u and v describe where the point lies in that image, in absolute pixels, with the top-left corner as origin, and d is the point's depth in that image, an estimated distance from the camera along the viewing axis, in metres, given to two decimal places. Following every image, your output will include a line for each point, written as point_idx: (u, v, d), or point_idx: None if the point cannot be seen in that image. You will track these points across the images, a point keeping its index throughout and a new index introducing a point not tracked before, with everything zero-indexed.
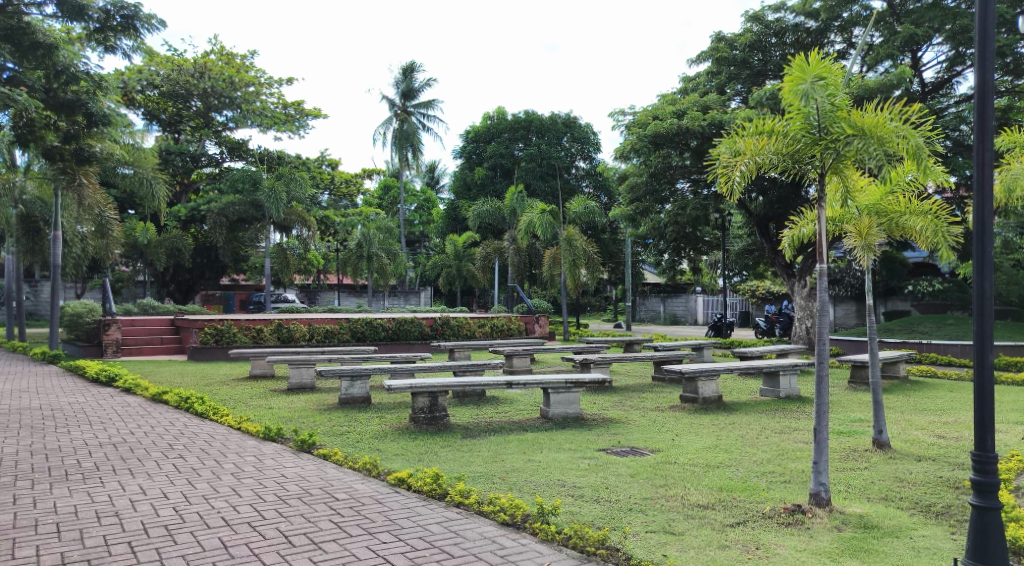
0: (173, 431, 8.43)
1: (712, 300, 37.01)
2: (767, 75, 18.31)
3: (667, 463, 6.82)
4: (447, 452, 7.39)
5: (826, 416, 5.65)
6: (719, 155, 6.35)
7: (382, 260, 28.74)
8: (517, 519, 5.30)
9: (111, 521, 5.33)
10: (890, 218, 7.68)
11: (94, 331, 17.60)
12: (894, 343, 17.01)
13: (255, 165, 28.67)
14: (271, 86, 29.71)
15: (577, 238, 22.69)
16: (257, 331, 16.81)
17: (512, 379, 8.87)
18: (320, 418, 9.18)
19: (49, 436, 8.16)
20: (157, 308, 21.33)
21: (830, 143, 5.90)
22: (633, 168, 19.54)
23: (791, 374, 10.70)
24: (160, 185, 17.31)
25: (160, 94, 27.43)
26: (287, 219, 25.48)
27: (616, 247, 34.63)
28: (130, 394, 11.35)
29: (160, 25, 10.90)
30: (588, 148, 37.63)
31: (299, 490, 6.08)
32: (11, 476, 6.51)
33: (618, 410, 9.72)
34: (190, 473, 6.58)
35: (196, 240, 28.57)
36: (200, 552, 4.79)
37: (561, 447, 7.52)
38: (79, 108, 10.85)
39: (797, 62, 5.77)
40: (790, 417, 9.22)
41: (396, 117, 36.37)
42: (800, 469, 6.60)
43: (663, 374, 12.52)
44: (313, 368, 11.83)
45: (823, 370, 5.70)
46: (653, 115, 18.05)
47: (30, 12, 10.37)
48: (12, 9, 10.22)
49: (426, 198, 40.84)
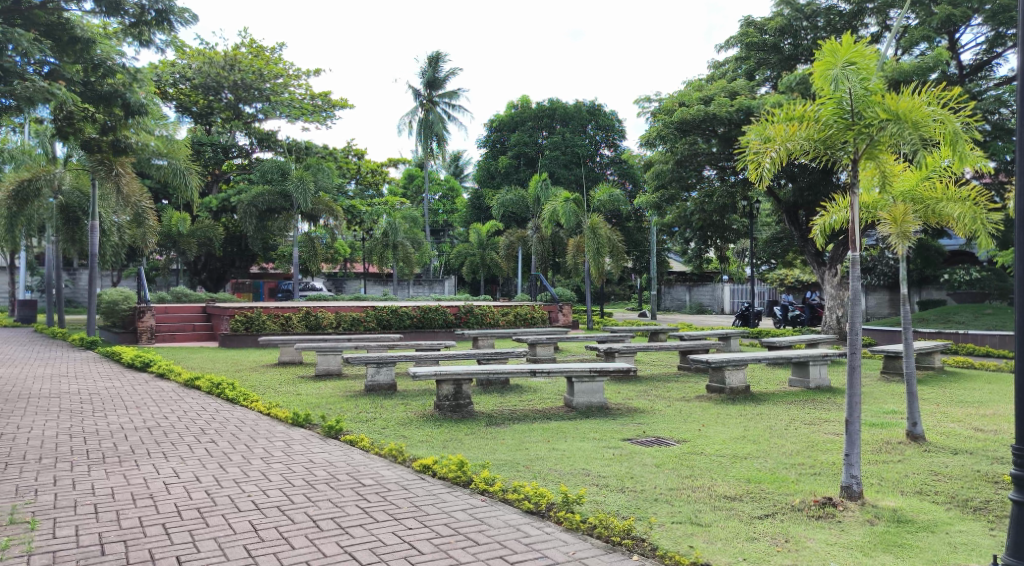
0: (204, 416, 8.48)
1: (739, 289, 36.75)
2: (799, 60, 17.93)
3: (693, 454, 6.72)
4: (471, 439, 7.34)
5: (859, 406, 5.52)
6: (748, 142, 6.16)
7: (407, 249, 28.83)
8: (542, 508, 5.24)
9: (146, 503, 5.37)
10: (927, 205, 7.48)
11: (129, 318, 17.78)
12: (928, 333, 16.71)
13: (283, 156, 28.88)
14: (298, 77, 29.76)
15: (601, 226, 22.47)
16: (285, 318, 16.90)
17: (537, 366, 8.78)
18: (347, 404, 9.24)
19: (86, 420, 8.24)
20: (190, 297, 21.57)
21: (864, 128, 5.71)
22: (659, 155, 19.32)
23: (821, 364, 10.50)
24: (192, 175, 17.40)
25: (191, 87, 27.65)
26: (314, 209, 25.71)
27: (640, 236, 34.45)
28: (163, 379, 11.50)
29: (194, 19, 10.89)
30: (612, 136, 37.36)
31: (327, 476, 6.08)
32: (51, 458, 6.60)
33: (643, 400, 9.62)
34: (221, 457, 6.61)
35: (227, 230, 28.90)
36: (231, 535, 4.79)
37: (586, 436, 7.43)
38: (115, 101, 10.82)
39: (830, 47, 5.67)
40: (821, 408, 9.05)
41: (421, 106, 36.36)
42: (830, 461, 6.47)
43: (689, 363, 12.41)
44: (339, 354, 11.88)
45: (856, 361, 5.55)
46: (679, 101, 17.80)
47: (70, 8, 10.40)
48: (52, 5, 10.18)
49: (450, 186, 40.55)
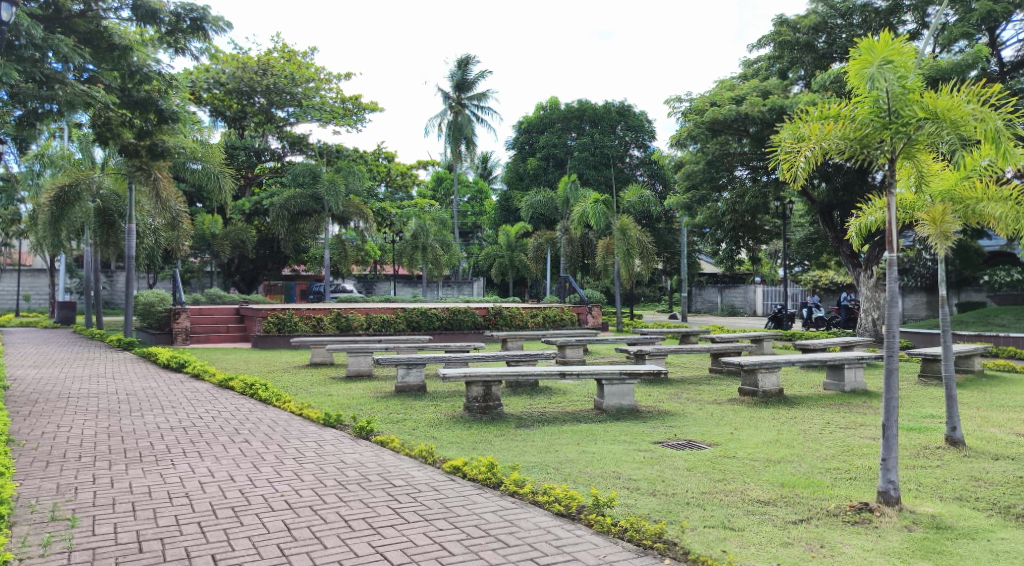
0: (238, 416, 8.62)
1: (771, 290, 36.33)
2: (832, 59, 17.71)
3: (726, 458, 6.64)
4: (501, 441, 7.36)
5: (897, 411, 5.40)
6: (781, 141, 6.07)
7: (437, 251, 28.97)
8: (572, 510, 5.22)
9: (182, 502, 5.46)
10: (966, 204, 7.33)
11: (164, 319, 18.10)
12: (966, 335, 16.37)
13: (315, 159, 29.22)
14: (329, 81, 30.02)
15: (631, 227, 22.34)
16: (316, 320, 17.12)
17: (566, 368, 8.76)
18: (378, 405, 9.29)
19: (123, 420, 8.39)
20: (224, 298, 21.90)
21: (901, 126, 5.58)
22: (689, 156, 19.17)
23: (856, 367, 10.34)
24: (226, 179, 17.62)
25: (225, 91, 28.07)
26: (345, 211, 25.93)
27: (671, 237, 34.26)
28: (198, 379, 11.69)
29: (228, 26, 11.08)
30: (642, 137, 37.05)
31: (358, 476, 6.13)
32: (90, 456, 6.74)
33: (674, 403, 9.55)
34: (255, 457, 6.70)
35: (260, 233, 29.39)
36: (265, 534, 4.84)
37: (616, 438, 7.41)
38: (150, 107, 11.05)
39: (866, 43, 5.50)
40: (856, 412, 8.90)
41: (450, 109, 36.52)
42: (867, 466, 6.35)
43: (721, 365, 12.29)
44: (370, 355, 11.98)
45: (893, 364, 5.43)
46: (710, 101, 17.64)
47: (109, 17, 10.63)
48: (91, 14, 10.38)
49: (478, 189, 40.48)
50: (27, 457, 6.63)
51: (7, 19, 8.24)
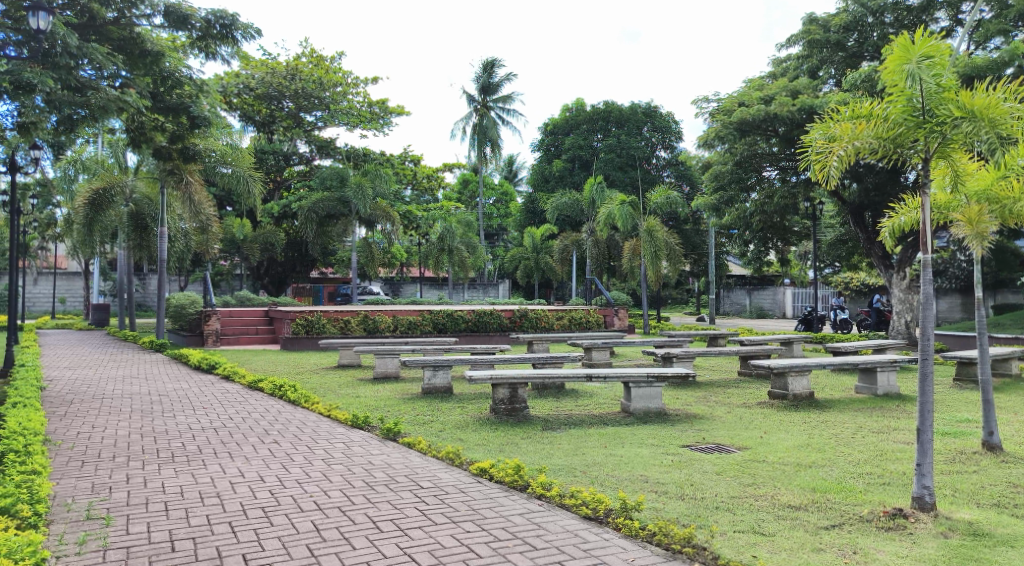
0: (268, 417, 8.73)
1: (801, 292, 35.83)
2: (863, 57, 17.46)
3: (755, 461, 6.56)
4: (528, 443, 7.35)
5: (932, 415, 5.29)
6: (812, 141, 5.95)
7: (463, 254, 29.04)
8: (600, 513, 5.20)
9: (213, 502, 5.53)
10: (1003, 205, 7.20)
11: (195, 321, 18.37)
12: (1003, 338, 16.00)
13: (342, 163, 29.48)
14: (356, 85, 30.23)
15: (658, 229, 22.20)
16: (344, 322, 17.26)
17: (593, 371, 8.72)
18: (404, 407, 9.33)
19: (155, 420, 8.54)
20: (253, 300, 22.16)
21: (936, 126, 5.48)
22: (717, 156, 19.04)
23: (890, 370, 10.16)
24: (255, 183, 17.81)
25: (254, 96, 28.40)
26: (372, 214, 25.96)
27: (698, 238, 34.09)
28: (228, 380, 11.84)
29: (257, 33, 11.22)
30: (669, 138, 36.83)
31: (386, 477, 6.17)
32: (123, 456, 6.86)
33: (702, 406, 9.46)
34: (284, 458, 6.78)
35: (288, 236, 29.77)
36: (294, 534, 4.89)
37: (643, 442, 7.35)
38: (182, 112, 11.20)
39: (902, 41, 5.41)
40: (889, 416, 8.73)
41: (475, 111, 36.63)
42: (901, 471, 6.23)
43: (749, 368, 12.17)
44: (397, 357, 12.03)
45: (928, 368, 5.33)
46: (739, 101, 17.44)
47: (142, 24, 10.81)
48: (125, 22, 10.57)
49: (504, 191, 40.46)
50: (63, 457, 6.76)
51: (43, 27, 8.32)
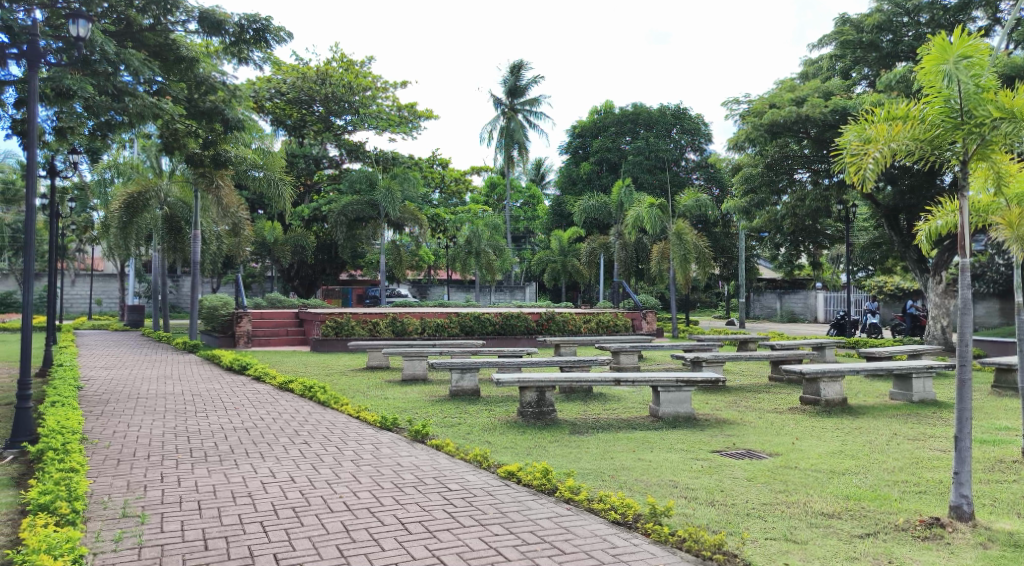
0: (298, 418, 8.83)
1: (833, 296, 35.23)
2: (898, 57, 17.14)
3: (787, 468, 6.47)
4: (556, 447, 7.34)
5: (971, 422, 5.17)
6: (846, 143, 5.78)
7: (490, 256, 29.06)
8: (629, 519, 5.16)
9: (244, 502, 5.60)
10: None
11: (227, 323, 18.63)
12: None
13: (371, 166, 29.73)
14: (386, 90, 30.46)
15: (687, 232, 22.04)
16: (373, 324, 17.40)
17: (621, 376, 8.67)
18: (432, 409, 9.35)
19: (189, 419, 8.69)
20: (283, 302, 22.40)
21: (974, 127, 5.35)
22: (747, 158, 18.78)
23: (925, 376, 9.96)
24: (286, 186, 18.04)
25: (286, 101, 28.84)
26: (401, 218, 26.09)
27: (727, 242, 34.01)
28: (260, 381, 11.99)
29: (289, 36, 11.34)
30: (698, 140, 36.60)
31: (414, 479, 6.19)
32: (158, 455, 6.99)
33: (733, 411, 9.36)
34: (314, 458, 6.86)
35: (319, 238, 30.14)
36: (325, 535, 4.93)
37: (672, 447, 7.30)
38: (216, 116, 11.32)
39: (940, 42, 5.32)
40: (925, 422, 8.57)
41: (502, 114, 36.72)
42: (938, 480, 6.10)
43: (780, 373, 12.03)
44: (425, 359, 12.09)
45: (967, 374, 5.20)
46: (770, 103, 17.21)
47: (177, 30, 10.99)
48: (160, 28, 10.75)
49: (531, 194, 40.52)
50: (100, 456, 6.89)
51: (83, 35, 8.39)
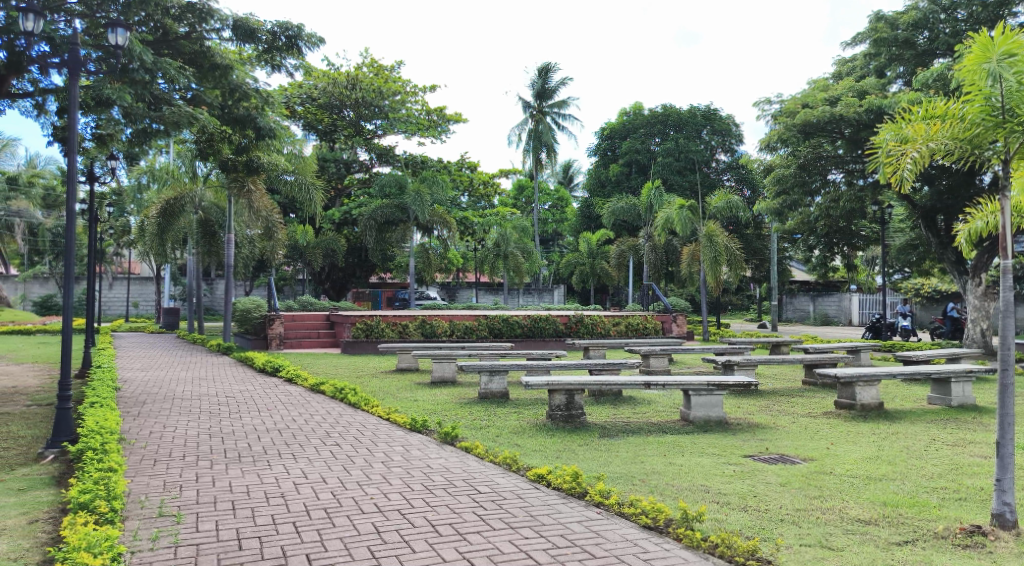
0: (329, 419, 8.91)
1: (868, 299, 34.58)
2: (935, 54, 16.81)
3: (822, 473, 6.37)
4: (585, 450, 7.30)
5: (1013, 428, 5.02)
6: (882, 142, 5.75)
7: (518, 259, 29.09)
8: (660, 523, 5.11)
9: (277, 502, 5.67)
10: None
11: (259, 325, 18.86)
12: None
13: (401, 170, 29.96)
14: (415, 94, 30.65)
15: (718, 234, 21.82)
16: (402, 326, 17.54)
17: (652, 379, 8.59)
18: (462, 411, 9.37)
19: (223, 420, 8.84)
20: (313, 305, 22.61)
21: (1017, 125, 5.19)
22: (779, 159, 18.45)
23: (964, 381, 9.76)
24: (317, 191, 18.28)
25: (317, 106, 29.32)
26: (430, 220, 26.21)
27: (759, 244, 33.70)
28: (291, 383, 12.11)
29: (320, 42, 11.47)
30: (728, 140, 36.28)
31: (444, 481, 6.21)
32: (193, 455, 7.10)
33: (765, 415, 9.23)
34: (345, 460, 6.91)
35: (349, 242, 30.46)
36: (357, 536, 4.97)
37: (704, 451, 7.23)
38: (249, 123, 11.45)
39: (981, 40, 5.17)
40: (965, 427, 8.38)
41: (531, 117, 36.74)
42: (978, 487, 5.95)
43: (813, 377, 11.87)
44: (454, 362, 12.12)
45: (1008, 379, 5.07)
46: (803, 103, 17.03)
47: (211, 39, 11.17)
48: (195, 36, 10.92)
49: (559, 196, 40.47)
50: (136, 456, 7.02)
51: (121, 43, 8.55)
